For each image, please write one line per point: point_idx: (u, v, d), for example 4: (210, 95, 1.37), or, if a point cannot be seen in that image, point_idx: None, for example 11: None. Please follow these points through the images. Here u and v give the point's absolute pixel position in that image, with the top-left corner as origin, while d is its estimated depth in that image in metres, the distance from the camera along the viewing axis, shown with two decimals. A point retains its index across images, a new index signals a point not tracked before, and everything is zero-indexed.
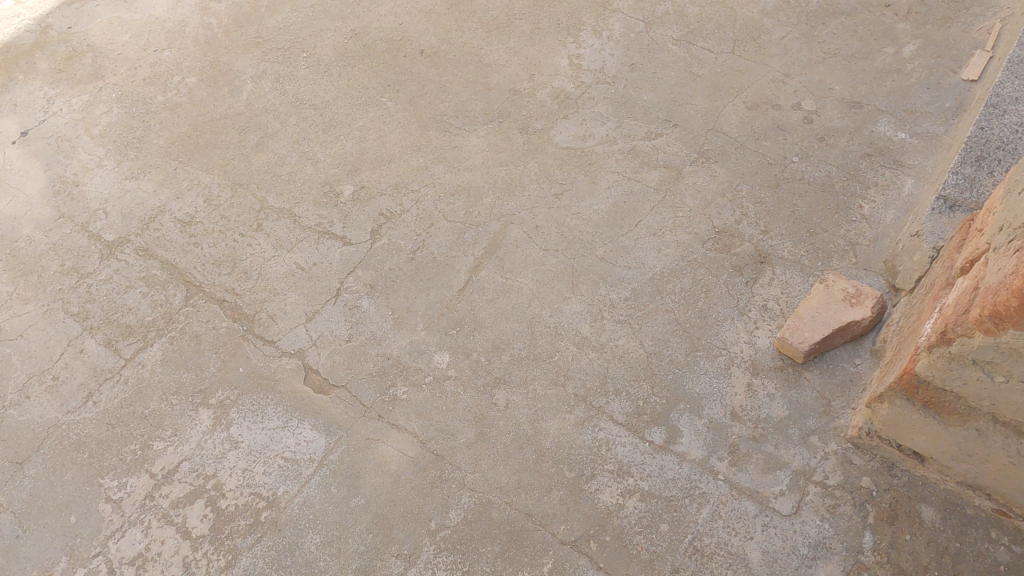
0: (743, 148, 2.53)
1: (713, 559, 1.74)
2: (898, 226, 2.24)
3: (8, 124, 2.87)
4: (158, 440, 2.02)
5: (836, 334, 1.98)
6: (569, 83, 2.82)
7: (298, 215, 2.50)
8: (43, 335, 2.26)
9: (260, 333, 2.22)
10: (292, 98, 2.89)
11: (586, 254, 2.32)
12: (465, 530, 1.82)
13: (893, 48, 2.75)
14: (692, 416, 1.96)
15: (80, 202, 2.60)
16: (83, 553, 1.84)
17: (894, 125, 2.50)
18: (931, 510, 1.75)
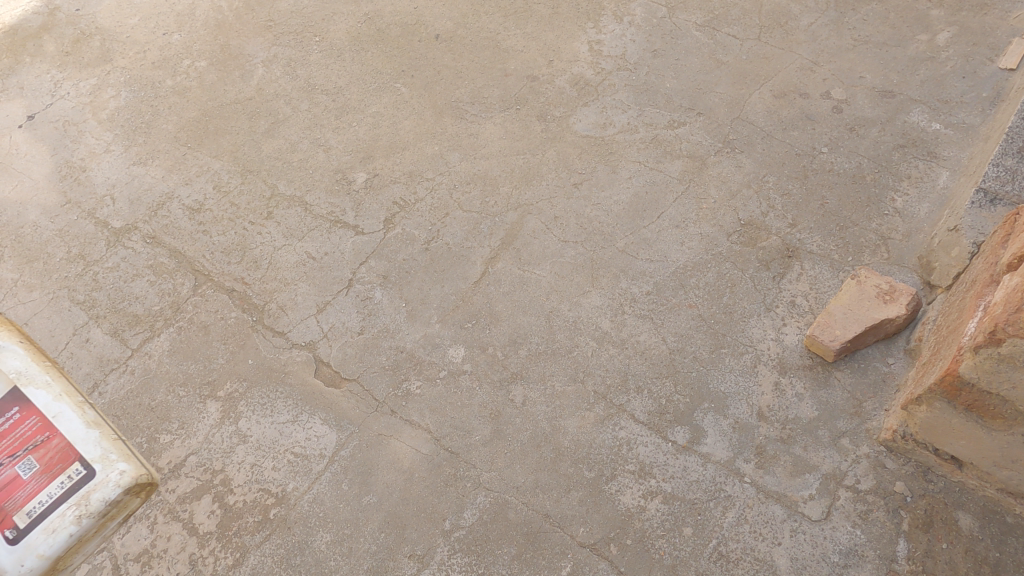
0: (770, 138, 2.44)
1: (739, 565, 1.67)
2: (933, 220, 2.15)
3: (14, 108, 2.81)
4: (165, 433, 1.96)
5: (869, 332, 1.89)
6: (588, 69, 2.73)
7: (310, 203, 2.43)
8: (49, 323, 2.21)
9: (269, 324, 2.16)
10: (304, 83, 2.81)
11: (606, 246, 2.24)
12: (480, 530, 1.76)
13: (926, 35, 2.64)
14: (716, 416, 1.89)
15: (87, 187, 2.54)
16: None
17: (928, 116, 2.40)
18: (968, 517, 1.67)
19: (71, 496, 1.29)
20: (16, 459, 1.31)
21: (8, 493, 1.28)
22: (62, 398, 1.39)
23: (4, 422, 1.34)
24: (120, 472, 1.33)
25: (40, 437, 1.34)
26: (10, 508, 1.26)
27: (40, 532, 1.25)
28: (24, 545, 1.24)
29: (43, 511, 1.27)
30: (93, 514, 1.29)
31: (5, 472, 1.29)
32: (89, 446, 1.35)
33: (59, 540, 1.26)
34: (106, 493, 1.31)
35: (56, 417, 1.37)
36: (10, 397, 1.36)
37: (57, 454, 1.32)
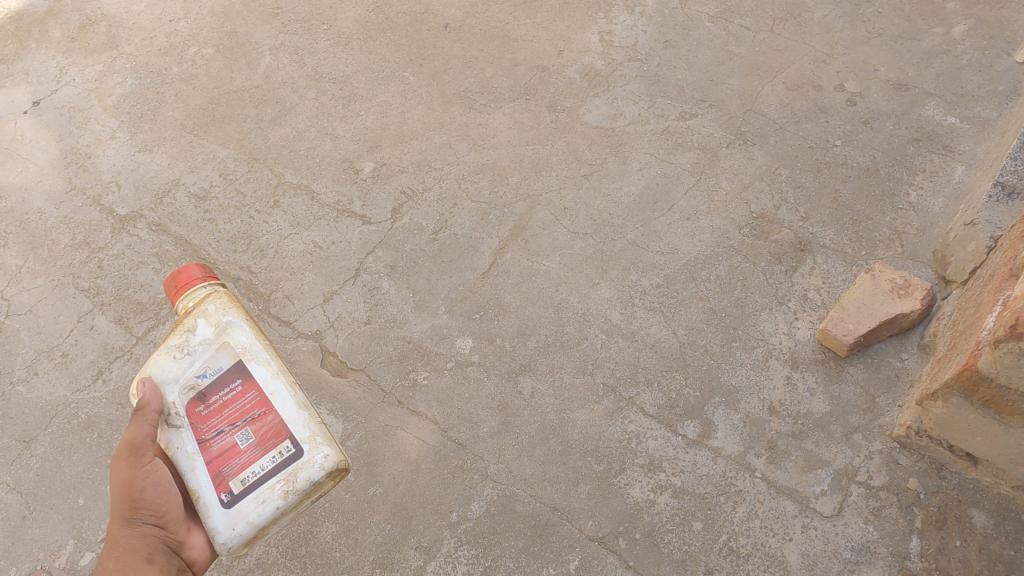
0: (782, 131, 2.41)
1: (749, 560, 1.65)
2: (948, 214, 2.12)
3: (19, 94, 2.79)
4: None
5: (883, 326, 1.87)
6: (599, 60, 2.70)
7: (316, 192, 2.41)
8: (54, 310, 2.19)
9: (275, 313, 2.14)
10: (311, 71, 2.79)
11: (616, 237, 2.21)
12: (487, 523, 1.74)
13: (942, 28, 2.61)
14: (727, 410, 1.87)
15: (92, 174, 2.52)
16: (90, 537, 1.78)
17: (943, 109, 2.37)
18: (983, 515, 1.65)
19: (280, 470, 1.33)
20: (236, 428, 1.37)
21: (227, 458, 1.34)
22: (279, 376, 1.43)
23: (228, 392, 1.41)
24: (325, 455, 1.35)
25: (258, 411, 1.39)
26: (227, 472, 1.33)
27: (250, 500, 1.31)
28: (235, 510, 1.30)
29: (254, 481, 1.32)
30: (298, 492, 1.32)
31: (225, 439, 1.36)
32: (300, 425, 1.38)
33: (267, 512, 1.30)
34: (311, 474, 1.33)
35: (273, 395, 1.41)
36: (234, 369, 1.43)
37: (271, 430, 1.37)
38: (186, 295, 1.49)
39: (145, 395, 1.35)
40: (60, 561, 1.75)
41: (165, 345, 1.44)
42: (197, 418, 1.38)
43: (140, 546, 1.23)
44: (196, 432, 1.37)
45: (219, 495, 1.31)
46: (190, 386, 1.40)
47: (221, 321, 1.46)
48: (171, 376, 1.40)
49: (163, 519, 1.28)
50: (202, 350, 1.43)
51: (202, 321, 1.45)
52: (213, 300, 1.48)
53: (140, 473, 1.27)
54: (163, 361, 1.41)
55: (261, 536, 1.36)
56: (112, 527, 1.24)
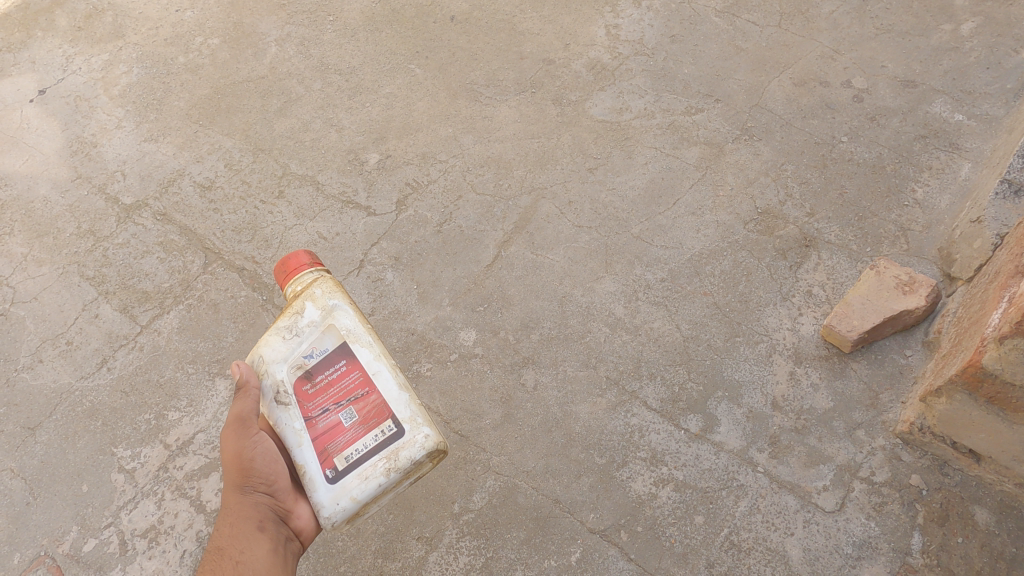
0: (789, 126, 2.40)
1: (750, 555, 1.65)
2: (954, 211, 2.11)
3: (25, 82, 2.80)
4: (173, 410, 1.96)
5: (887, 323, 1.86)
6: (605, 54, 2.70)
7: (321, 183, 2.41)
8: (58, 298, 2.19)
9: (279, 303, 2.14)
10: (317, 62, 2.79)
11: (621, 231, 2.21)
12: (489, 514, 1.75)
13: (950, 25, 2.59)
14: (730, 404, 1.87)
15: (97, 162, 2.52)
16: (94, 523, 1.79)
17: (950, 106, 2.36)
18: (985, 512, 1.64)
19: (382, 449, 1.34)
20: (340, 407, 1.39)
21: (331, 435, 1.37)
22: (382, 357, 1.44)
23: (333, 372, 1.43)
24: (426, 435, 1.34)
25: (361, 391, 1.40)
26: (332, 449, 1.36)
27: (353, 477, 1.33)
28: (339, 486, 1.33)
29: (357, 458, 1.34)
30: (400, 471, 1.32)
31: (330, 417, 1.39)
32: (402, 406, 1.38)
33: (369, 489, 1.32)
34: (412, 453, 1.33)
35: (376, 375, 1.41)
36: (339, 350, 1.44)
37: (374, 409, 1.38)
38: (292, 280, 1.52)
39: (242, 372, 1.42)
40: (64, 547, 1.76)
41: (275, 327, 1.49)
42: (304, 396, 1.42)
43: (252, 514, 1.31)
44: (303, 410, 1.40)
45: (324, 471, 1.34)
46: (298, 365, 1.44)
47: (327, 304, 1.48)
48: (280, 356, 1.45)
49: (273, 487, 1.36)
50: (309, 331, 1.47)
51: (309, 304, 1.48)
52: (320, 284, 1.50)
53: (249, 444, 1.35)
54: (273, 342, 1.46)
55: (364, 512, 1.38)
56: (228, 495, 1.34)
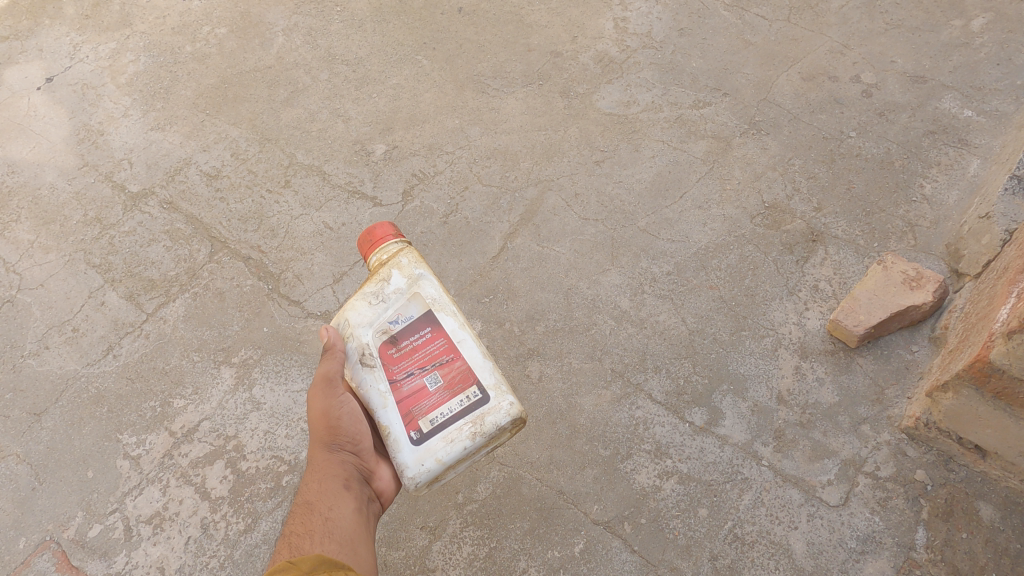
0: (797, 121, 2.39)
1: (754, 548, 1.65)
2: (963, 207, 2.10)
3: (33, 70, 2.80)
4: (178, 398, 1.96)
5: (894, 318, 1.86)
6: (613, 47, 2.69)
7: (328, 173, 2.41)
8: (65, 285, 2.20)
9: (285, 293, 2.14)
10: (324, 53, 2.78)
11: (627, 224, 2.21)
12: (493, 504, 1.75)
13: (961, 21, 2.58)
14: (735, 398, 1.86)
15: (104, 150, 2.53)
16: (99, 509, 1.80)
17: (960, 102, 2.35)
18: (990, 508, 1.64)
19: (469, 413, 1.37)
20: (425, 371, 1.41)
21: (416, 399, 1.38)
22: (465, 327, 1.46)
23: (418, 338, 1.44)
24: (511, 402, 1.38)
25: (446, 357, 1.42)
26: (417, 412, 1.37)
27: (439, 440, 1.35)
28: (424, 448, 1.35)
29: (444, 422, 1.36)
30: (486, 435, 1.35)
31: (415, 381, 1.40)
32: (486, 372, 1.41)
33: (455, 451, 1.34)
34: (498, 419, 1.36)
35: (461, 343, 1.44)
36: (424, 317, 1.46)
37: (459, 374, 1.40)
38: (376, 249, 1.52)
39: (330, 335, 1.46)
40: (69, 533, 1.77)
41: (360, 292, 1.49)
42: (389, 359, 1.42)
43: (340, 472, 1.40)
44: (388, 372, 1.41)
45: (409, 433, 1.36)
46: (383, 330, 1.45)
47: (413, 273, 1.50)
48: (365, 320, 1.46)
49: (358, 447, 1.45)
50: (395, 298, 1.47)
51: (396, 272, 1.49)
52: (406, 254, 1.51)
53: (337, 403, 1.42)
54: (359, 306, 1.47)
55: (443, 476, 1.40)
56: (316, 453, 1.43)
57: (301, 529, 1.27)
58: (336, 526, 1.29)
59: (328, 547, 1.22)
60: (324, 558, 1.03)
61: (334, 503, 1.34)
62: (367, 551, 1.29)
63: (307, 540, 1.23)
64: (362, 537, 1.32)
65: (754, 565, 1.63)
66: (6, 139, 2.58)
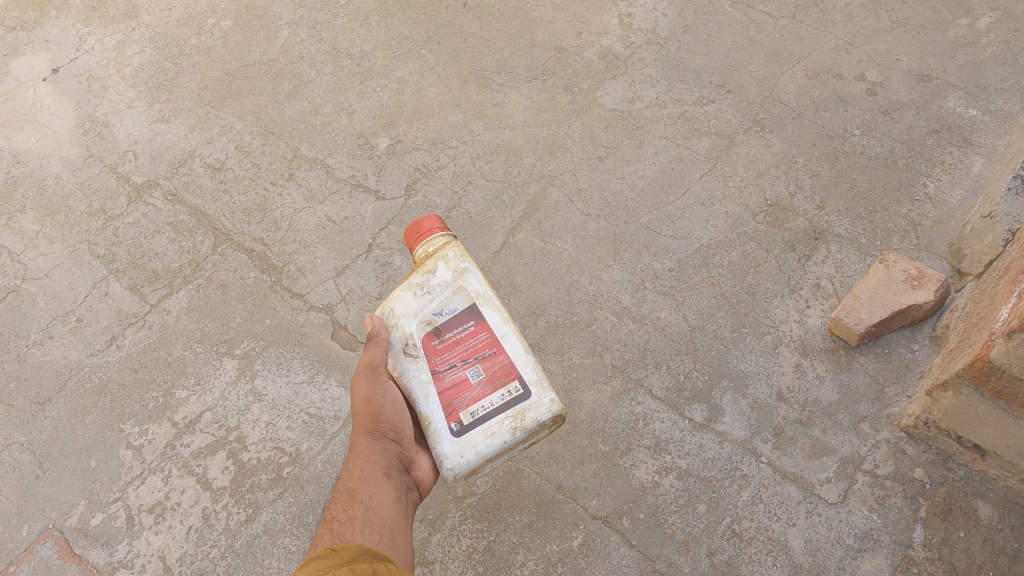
0: (801, 119, 2.39)
1: (751, 544, 1.66)
2: (966, 207, 2.09)
3: (39, 61, 2.81)
4: (181, 388, 1.97)
5: (895, 317, 1.86)
6: (618, 43, 2.69)
7: (331, 166, 2.41)
8: (69, 275, 2.21)
9: (288, 286, 2.15)
10: (329, 46, 2.79)
11: (629, 221, 2.21)
12: (493, 498, 1.77)
13: (967, 19, 2.57)
14: (735, 395, 1.87)
15: (109, 142, 2.54)
16: (102, 498, 1.81)
17: (965, 101, 2.34)
18: (988, 507, 1.64)
19: (509, 408, 1.37)
20: (467, 364, 1.41)
21: (457, 391, 1.39)
22: (508, 321, 1.45)
23: (461, 331, 1.44)
24: (552, 399, 1.38)
25: (488, 350, 1.42)
26: (457, 404, 1.38)
27: (479, 432, 1.36)
28: (464, 439, 1.36)
29: (484, 415, 1.37)
30: (526, 430, 1.36)
31: (457, 372, 1.40)
32: (528, 368, 1.40)
33: (494, 444, 1.35)
34: (539, 415, 1.36)
35: (504, 338, 1.43)
36: (468, 311, 1.45)
37: (501, 369, 1.40)
38: (423, 241, 1.51)
39: (374, 324, 1.45)
40: (72, 521, 1.78)
41: (406, 282, 1.49)
42: (432, 351, 1.43)
43: (380, 460, 1.38)
44: (431, 363, 1.42)
45: (450, 424, 1.37)
46: (427, 321, 1.45)
47: (458, 266, 1.48)
48: (409, 311, 1.46)
49: (399, 436, 1.43)
50: (439, 290, 1.47)
51: (442, 265, 1.48)
52: (452, 247, 1.50)
53: (380, 391, 1.42)
54: (405, 297, 1.47)
55: (482, 467, 1.41)
56: (358, 439, 1.41)
57: (342, 516, 1.24)
58: (377, 514, 1.27)
59: (369, 535, 1.20)
60: (367, 549, 0.98)
61: (375, 491, 1.32)
62: (406, 542, 1.26)
63: (349, 527, 1.20)
64: (401, 527, 1.29)
65: (751, 561, 1.64)
66: (12, 129, 2.60)
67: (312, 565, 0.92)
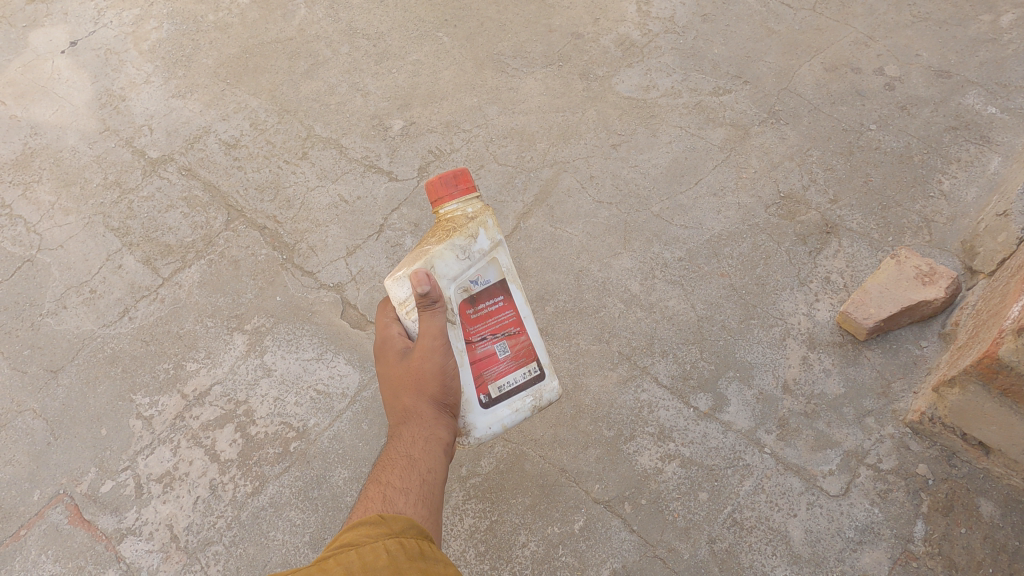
0: (817, 112, 2.37)
1: (752, 533, 1.67)
2: (981, 205, 2.08)
3: (58, 33, 2.83)
4: (191, 361, 2.00)
5: (904, 313, 1.85)
6: (635, 30, 2.67)
7: (345, 146, 2.42)
8: (84, 247, 2.23)
9: (299, 263, 2.17)
10: (345, 26, 2.79)
11: (641, 209, 2.21)
12: (496, 479, 1.79)
13: (989, 16, 2.54)
14: (741, 385, 1.87)
15: (125, 116, 2.55)
16: (112, 466, 1.84)
17: (984, 99, 2.32)
18: (990, 505, 1.64)
19: (529, 386, 1.46)
20: (496, 339, 1.42)
21: (488, 364, 1.40)
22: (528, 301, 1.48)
23: (492, 304, 1.42)
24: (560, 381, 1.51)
25: (514, 328, 1.44)
26: (487, 377, 1.40)
27: (504, 407, 1.43)
28: (491, 413, 1.42)
29: (509, 391, 1.43)
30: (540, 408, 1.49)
31: (487, 345, 1.40)
32: (545, 350, 1.49)
33: (516, 419, 1.45)
34: (551, 396, 1.50)
35: (527, 317, 1.46)
36: (499, 285, 1.43)
37: (525, 348, 1.45)
38: (463, 197, 1.39)
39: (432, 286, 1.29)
40: (82, 487, 1.81)
41: (447, 239, 1.36)
42: (467, 320, 1.39)
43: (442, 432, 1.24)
44: (465, 333, 1.38)
45: (479, 396, 1.40)
46: (465, 289, 1.38)
47: (496, 237, 1.41)
48: (451, 274, 1.35)
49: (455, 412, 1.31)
50: (479, 259, 1.39)
51: (482, 232, 1.39)
52: (490, 213, 1.41)
53: (450, 362, 1.31)
54: (447, 258, 1.35)
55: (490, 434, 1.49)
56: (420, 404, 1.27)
57: (398, 484, 1.11)
58: (433, 492, 1.13)
59: (419, 511, 1.06)
60: (416, 525, 0.98)
61: (434, 464, 1.17)
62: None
63: (403, 499, 1.07)
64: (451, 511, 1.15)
65: (751, 550, 1.65)
66: (30, 101, 2.61)
67: (361, 529, 0.94)
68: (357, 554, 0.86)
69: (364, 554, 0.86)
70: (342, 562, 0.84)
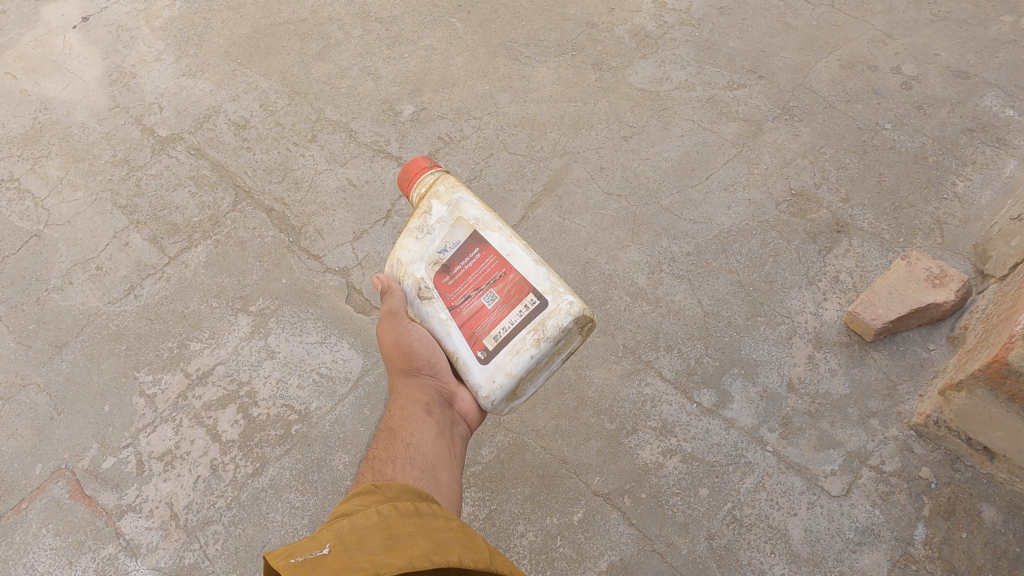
0: (832, 109, 2.35)
1: (751, 530, 1.66)
2: (994, 208, 2.06)
3: (70, 9, 2.82)
4: (195, 341, 2.00)
5: (913, 315, 1.83)
6: (650, 21, 2.65)
7: (354, 130, 2.41)
8: (91, 224, 2.23)
9: (305, 247, 2.16)
10: (358, 9, 2.77)
11: (650, 202, 2.19)
12: (497, 468, 1.79)
13: (1011, 16, 2.50)
14: (745, 382, 1.86)
15: (135, 93, 2.54)
16: (114, 443, 1.84)
17: (1002, 101, 2.29)
18: (993, 510, 1.63)
19: (529, 322, 1.36)
20: (481, 291, 1.40)
21: (477, 319, 1.39)
22: (513, 239, 1.44)
23: (468, 261, 1.43)
24: (570, 302, 1.35)
25: (499, 273, 1.41)
26: (480, 332, 1.38)
27: (506, 353, 1.35)
28: (492, 364, 1.36)
29: (507, 335, 1.36)
30: (551, 339, 1.34)
31: (473, 302, 1.40)
32: (540, 279, 1.38)
33: (522, 362, 1.34)
34: (560, 320, 1.34)
35: (511, 256, 1.42)
36: (471, 240, 1.45)
37: (514, 287, 1.39)
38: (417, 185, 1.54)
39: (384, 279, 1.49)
40: (83, 463, 1.82)
41: (407, 229, 1.50)
42: (445, 288, 1.43)
43: (418, 396, 1.40)
44: (446, 301, 1.43)
45: (476, 353, 1.38)
46: (435, 261, 1.45)
47: (452, 199, 1.48)
48: (415, 256, 1.46)
49: (436, 369, 1.45)
50: (439, 228, 1.47)
51: (436, 202, 1.48)
52: (441, 182, 1.50)
53: (405, 331, 1.44)
54: (409, 244, 1.48)
55: (519, 391, 1.41)
56: (398, 381, 1.45)
57: (384, 454, 1.26)
58: (418, 450, 1.27)
59: (409, 473, 1.20)
60: (411, 489, 1.00)
61: (415, 428, 1.33)
62: (449, 478, 1.26)
63: (390, 465, 1.21)
64: (445, 463, 1.29)
65: (750, 547, 1.65)
66: (41, 76, 2.61)
67: (353, 500, 0.96)
68: (348, 520, 0.88)
69: (355, 518, 0.88)
70: (332, 527, 0.86)
